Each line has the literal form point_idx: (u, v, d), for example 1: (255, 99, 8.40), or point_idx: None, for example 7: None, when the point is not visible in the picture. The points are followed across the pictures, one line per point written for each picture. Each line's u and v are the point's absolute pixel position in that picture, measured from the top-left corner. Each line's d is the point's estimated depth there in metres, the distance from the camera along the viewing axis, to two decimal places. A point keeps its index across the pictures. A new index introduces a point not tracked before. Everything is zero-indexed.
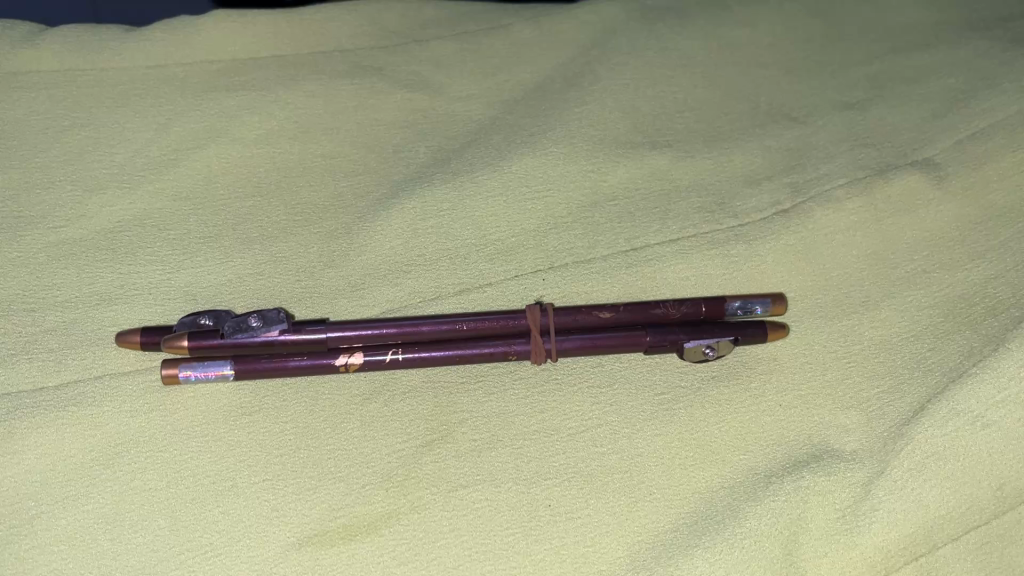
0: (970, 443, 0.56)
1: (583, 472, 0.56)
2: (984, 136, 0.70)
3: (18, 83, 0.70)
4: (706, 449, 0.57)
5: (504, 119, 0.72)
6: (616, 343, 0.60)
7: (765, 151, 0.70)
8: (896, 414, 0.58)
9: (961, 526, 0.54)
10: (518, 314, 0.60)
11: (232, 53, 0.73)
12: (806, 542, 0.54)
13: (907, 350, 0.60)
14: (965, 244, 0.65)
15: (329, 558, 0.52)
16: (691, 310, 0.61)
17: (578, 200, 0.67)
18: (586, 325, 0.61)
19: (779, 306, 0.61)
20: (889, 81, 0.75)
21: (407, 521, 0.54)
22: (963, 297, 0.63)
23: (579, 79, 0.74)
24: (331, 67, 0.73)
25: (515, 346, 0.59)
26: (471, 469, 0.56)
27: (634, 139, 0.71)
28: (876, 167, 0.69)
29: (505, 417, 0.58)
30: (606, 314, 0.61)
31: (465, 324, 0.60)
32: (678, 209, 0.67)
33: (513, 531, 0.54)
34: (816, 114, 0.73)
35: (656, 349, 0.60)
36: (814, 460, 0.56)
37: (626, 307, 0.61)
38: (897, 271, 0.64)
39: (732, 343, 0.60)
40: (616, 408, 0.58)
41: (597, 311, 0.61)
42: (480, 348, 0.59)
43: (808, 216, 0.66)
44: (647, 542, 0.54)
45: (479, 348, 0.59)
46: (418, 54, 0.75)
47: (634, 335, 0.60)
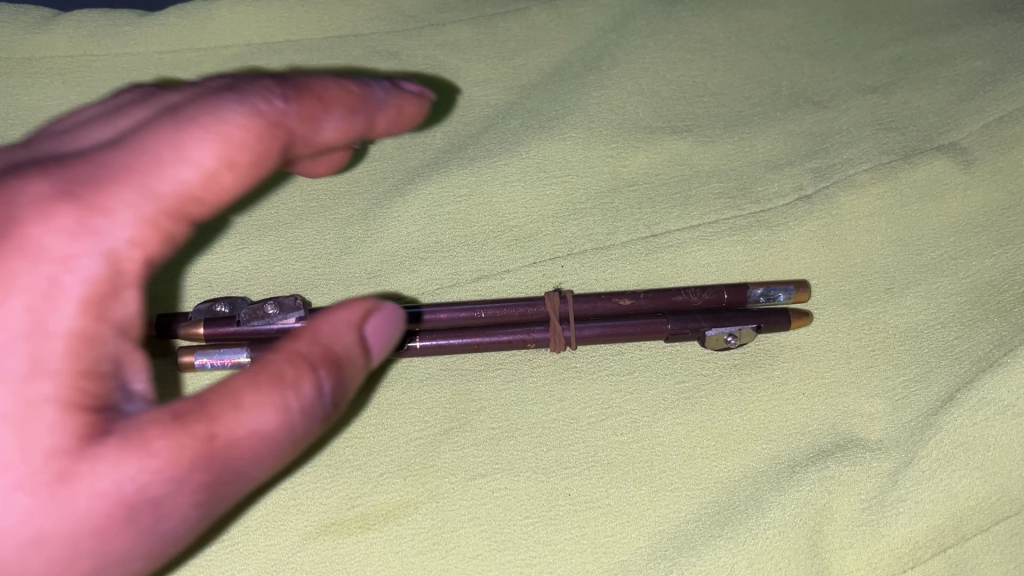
0: (1000, 432, 0.55)
1: (603, 461, 0.55)
2: (1012, 120, 0.68)
3: (31, 69, 0.69)
4: (728, 438, 0.56)
5: (522, 104, 0.71)
6: (637, 330, 0.59)
7: (787, 136, 0.69)
8: (922, 403, 0.57)
9: (991, 517, 0.54)
10: (538, 301, 0.59)
11: (247, 38, 0.72)
12: (831, 533, 0.53)
13: (934, 337, 0.59)
14: (994, 230, 0.64)
15: (347, 547, 0.52)
16: (712, 297, 0.60)
17: (597, 185, 0.66)
18: (606, 312, 0.59)
19: (802, 293, 0.60)
20: (914, 63, 0.73)
21: (425, 510, 0.53)
22: (991, 284, 0.62)
23: (598, 62, 0.73)
24: (346, 51, 0.72)
25: (534, 332, 0.58)
26: (489, 458, 0.55)
27: (652, 123, 0.70)
28: (900, 152, 0.68)
29: (525, 405, 0.57)
30: (626, 300, 0.60)
31: (486, 312, 0.58)
32: (699, 195, 0.66)
33: (533, 520, 0.53)
34: (838, 98, 0.71)
35: (678, 337, 0.59)
36: (839, 450, 0.55)
37: (646, 295, 0.60)
38: (923, 258, 0.63)
39: (754, 330, 0.59)
40: (636, 396, 0.57)
41: (616, 299, 0.60)
42: (498, 335, 0.58)
43: (832, 201, 0.65)
44: (670, 532, 0.53)
45: (500, 337, 0.58)
46: (435, 38, 0.74)
47: (655, 322, 0.59)
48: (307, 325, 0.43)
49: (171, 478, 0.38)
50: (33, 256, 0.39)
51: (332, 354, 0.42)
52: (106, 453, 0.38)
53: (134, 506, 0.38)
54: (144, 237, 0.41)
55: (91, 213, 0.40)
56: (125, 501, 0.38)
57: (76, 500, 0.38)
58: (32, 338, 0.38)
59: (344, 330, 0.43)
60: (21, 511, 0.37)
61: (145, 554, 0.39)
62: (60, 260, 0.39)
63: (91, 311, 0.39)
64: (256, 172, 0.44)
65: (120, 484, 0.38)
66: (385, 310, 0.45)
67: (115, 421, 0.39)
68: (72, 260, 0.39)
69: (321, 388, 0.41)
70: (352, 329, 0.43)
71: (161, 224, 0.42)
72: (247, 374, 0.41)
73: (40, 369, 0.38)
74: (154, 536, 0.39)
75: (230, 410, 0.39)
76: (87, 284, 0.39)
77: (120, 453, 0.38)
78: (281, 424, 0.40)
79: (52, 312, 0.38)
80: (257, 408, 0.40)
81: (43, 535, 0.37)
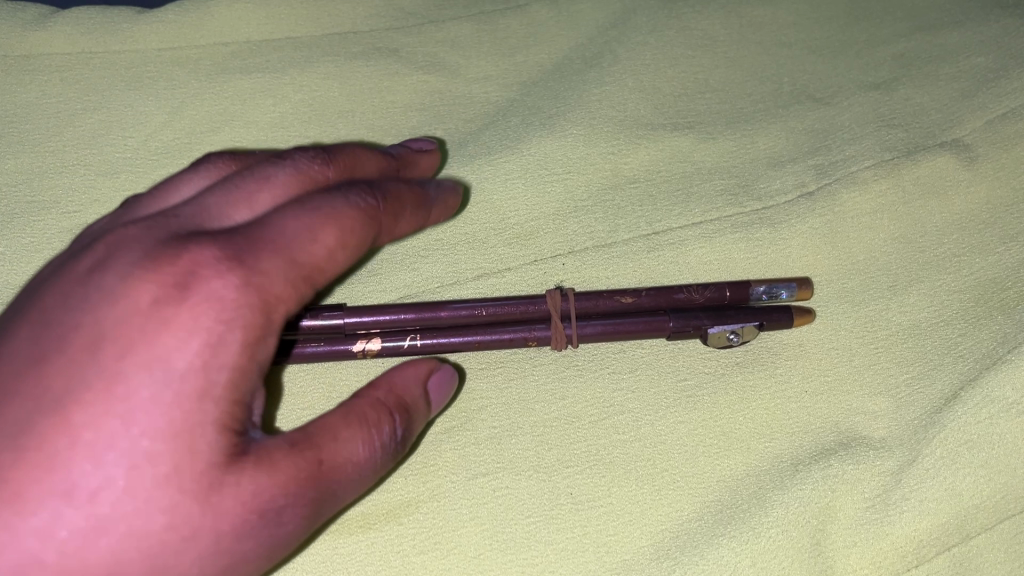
0: (1004, 430, 0.55)
1: (605, 460, 0.55)
2: (1015, 116, 0.68)
3: (29, 67, 0.68)
4: (731, 436, 0.56)
5: (522, 101, 0.70)
6: (639, 329, 0.58)
7: (789, 133, 0.69)
8: (926, 401, 0.57)
9: (995, 515, 0.53)
10: (539, 300, 0.58)
11: (246, 35, 0.72)
12: (834, 532, 0.53)
13: (937, 335, 0.59)
14: (997, 227, 0.63)
15: (347, 547, 0.52)
16: (715, 295, 0.59)
17: (598, 183, 0.66)
18: (607, 310, 0.59)
19: (805, 291, 0.60)
20: (916, 59, 0.73)
21: (426, 509, 0.53)
22: (994, 282, 0.61)
23: (598, 59, 0.73)
24: (345, 48, 0.72)
25: (536, 330, 0.57)
26: (490, 457, 0.55)
27: (654, 120, 0.69)
28: (903, 148, 0.67)
29: (526, 404, 0.56)
30: (628, 298, 0.59)
31: (486, 310, 0.57)
32: (701, 192, 0.65)
33: (535, 520, 0.53)
34: (840, 95, 0.71)
35: (679, 335, 0.58)
36: (842, 448, 0.55)
37: (649, 292, 0.59)
38: (926, 255, 0.62)
39: (757, 328, 0.58)
40: (638, 395, 0.57)
41: (618, 297, 0.59)
42: (500, 334, 0.57)
43: (834, 198, 0.64)
44: (672, 531, 0.53)
45: (501, 335, 0.57)
46: (434, 35, 0.74)
47: (657, 321, 0.58)
48: (379, 377, 0.48)
49: (292, 496, 0.42)
50: (195, 303, 0.41)
51: (402, 402, 0.47)
52: (249, 470, 0.41)
53: (266, 514, 0.41)
54: (293, 296, 0.44)
55: (248, 267, 0.43)
56: (259, 511, 0.41)
57: (224, 511, 0.40)
58: (200, 369, 0.41)
59: (413, 383, 0.49)
60: (174, 519, 0.40)
61: (260, 557, 0.42)
62: (219, 306, 0.42)
63: (250, 356, 0.42)
64: (359, 251, 0.48)
65: (254, 498, 0.41)
66: (445, 370, 0.51)
67: (252, 445, 0.42)
68: (239, 307, 0.42)
69: (396, 430, 0.46)
70: (420, 381, 0.49)
71: (304, 283, 0.45)
72: (337, 412, 0.45)
73: (209, 397, 0.41)
74: (271, 542, 0.42)
75: (331, 443, 0.43)
76: (249, 329, 0.42)
77: (256, 469, 0.41)
78: (367, 461, 0.45)
79: (222, 354, 0.41)
80: (352, 442, 0.44)
81: (191, 534, 0.40)
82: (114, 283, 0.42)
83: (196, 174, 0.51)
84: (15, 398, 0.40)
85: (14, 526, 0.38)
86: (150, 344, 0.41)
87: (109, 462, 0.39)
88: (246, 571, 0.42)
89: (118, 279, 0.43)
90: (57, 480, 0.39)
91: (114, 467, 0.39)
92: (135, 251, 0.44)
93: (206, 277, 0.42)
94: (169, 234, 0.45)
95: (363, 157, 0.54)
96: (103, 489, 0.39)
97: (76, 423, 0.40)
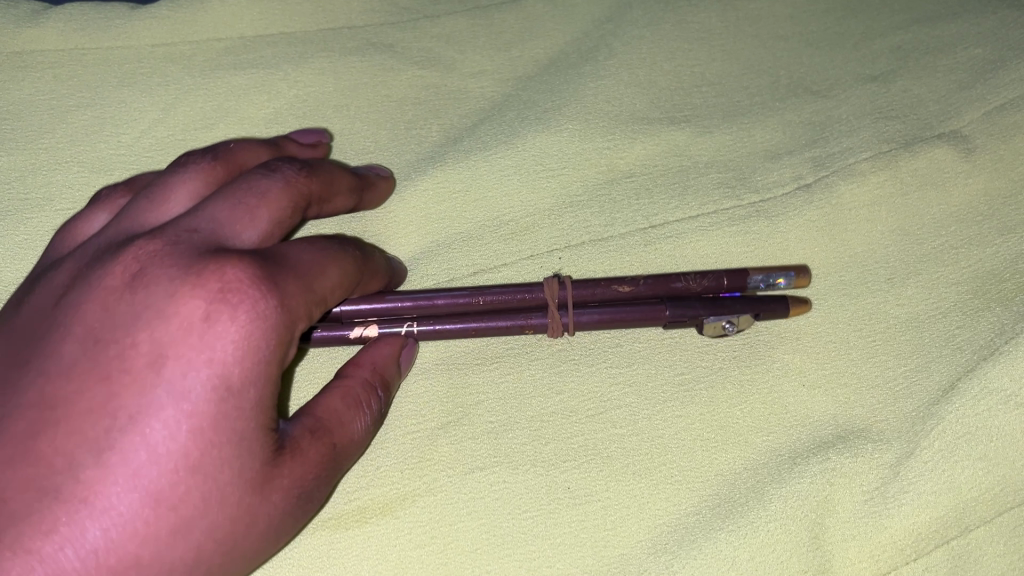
0: (1003, 423, 0.55)
1: (603, 454, 0.55)
2: (1013, 107, 0.68)
3: (21, 63, 0.68)
4: (729, 430, 0.55)
5: (518, 96, 0.70)
6: (636, 318, 0.58)
7: (786, 125, 0.68)
8: (924, 394, 0.56)
9: (994, 508, 0.53)
10: (536, 287, 0.57)
11: (239, 30, 0.71)
12: (833, 525, 0.53)
13: (935, 327, 0.59)
14: (995, 219, 0.63)
15: (343, 541, 0.51)
16: (712, 283, 0.59)
17: (595, 177, 0.66)
18: (604, 298, 0.58)
19: (802, 278, 0.59)
20: (914, 51, 0.72)
21: (423, 504, 0.53)
22: (992, 273, 0.61)
23: (594, 53, 0.73)
24: (340, 43, 0.72)
25: (533, 318, 0.57)
26: (487, 451, 0.54)
27: (651, 115, 0.69)
28: (901, 140, 0.67)
29: (522, 399, 0.56)
30: (626, 287, 0.58)
31: (482, 297, 0.57)
32: (697, 185, 0.65)
33: (531, 515, 0.53)
34: (838, 88, 0.71)
35: (675, 324, 0.58)
36: (840, 441, 0.55)
37: (647, 281, 0.58)
38: (924, 247, 0.62)
39: (753, 317, 0.58)
40: (635, 389, 0.56)
41: (616, 285, 0.58)
42: (497, 322, 0.57)
43: (831, 190, 0.64)
44: (670, 525, 0.53)
45: (498, 323, 0.57)
46: (429, 30, 0.73)
47: (654, 310, 0.57)
48: (356, 359, 0.51)
49: (321, 475, 0.45)
50: (240, 321, 0.42)
51: (384, 378, 0.51)
52: (288, 461, 0.44)
53: (304, 494, 0.45)
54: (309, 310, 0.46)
55: (281, 288, 0.44)
56: (300, 493, 0.44)
57: (276, 501, 0.43)
58: (249, 381, 0.42)
59: (385, 358, 0.52)
60: (238, 512, 0.42)
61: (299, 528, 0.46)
62: (259, 323, 0.43)
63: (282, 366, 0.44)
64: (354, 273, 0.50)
65: (295, 483, 0.44)
66: (411, 346, 0.55)
67: (285, 440, 0.44)
68: (275, 323, 0.43)
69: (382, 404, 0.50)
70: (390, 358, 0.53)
71: (317, 296, 0.47)
72: (329, 394, 0.48)
73: (260, 403, 0.42)
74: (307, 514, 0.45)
75: (337, 428, 0.47)
76: (284, 344, 0.44)
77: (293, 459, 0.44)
78: (363, 437, 0.49)
79: (263, 365, 0.42)
80: (353, 423, 0.48)
81: (252, 521, 0.43)
82: (158, 298, 0.43)
83: (194, 179, 0.51)
84: (78, 416, 0.41)
85: (108, 534, 0.40)
86: (204, 361, 0.41)
87: (181, 470, 0.41)
88: (285, 544, 0.46)
89: (162, 295, 0.43)
90: (135, 492, 0.40)
91: (186, 474, 0.41)
92: (171, 266, 0.44)
93: (249, 293, 0.43)
94: (198, 248, 0.45)
95: (343, 174, 0.56)
96: (179, 494, 0.41)
97: (145, 438, 0.40)
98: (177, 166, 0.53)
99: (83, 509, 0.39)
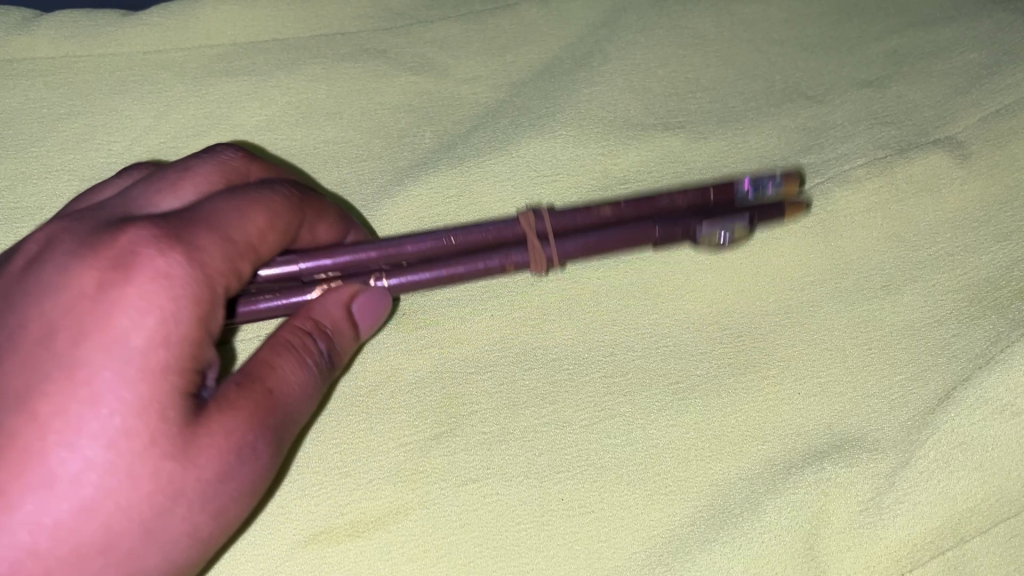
0: (999, 432, 0.54)
1: (597, 466, 0.54)
2: (1011, 112, 0.67)
3: (13, 72, 0.68)
4: (723, 440, 0.55)
5: (512, 102, 0.70)
6: (620, 243, 0.57)
7: (781, 131, 0.68)
8: (919, 403, 0.56)
9: (990, 518, 0.53)
10: (512, 222, 0.56)
11: (232, 37, 0.71)
12: (828, 536, 0.52)
13: (931, 335, 0.59)
14: (991, 226, 0.63)
15: (336, 555, 0.51)
16: (697, 197, 0.58)
17: (590, 183, 0.66)
18: (585, 228, 0.57)
19: (791, 184, 0.59)
20: (910, 56, 0.72)
21: (415, 517, 0.52)
22: (988, 280, 0.61)
23: (589, 58, 0.72)
24: (333, 50, 0.71)
25: (513, 256, 0.56)
26: (481, 462, 0.54)
27: (646, 121, 0.69)
28: (896, 147, 0.67)
29: (515, 409, 0.56)
30: (607, 212, 0.57)
31: (457, 238, 0.55)
32: (692, 192, 0.65)
33: (525, 527, 0.52)
34: (833, 93, 0.70)
35: (666, 240, 0.58)
36: (835, 450, 0.55)
37: (629, 203, 0.57)
38: (919, 254, 0.62)
39: (747, 228, 0.59)
40: (630, 398, 0.56)
41: (597, 211, 0.57)
42: (473, 263, 0.55)
43: (827, 197, 0.64)
44: (664, 537, 0.52)
45: (474, 265, 0.55)
46: (423, 35, 0.73)
47: (640, 234, 0.57)
48: (301, 311, 0.51)
49: (269, 429, 0.46)
50: (142, 283, 0.44)
51: (329, 327, 0.51)
52: (217, 420, 0.44)
53: (242, 456, 0.45)
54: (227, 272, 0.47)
55: (187, 244, 0.46)
56: (235, 449, 0.45)
57: (209, 459, 0.44)
58: (158, 341, 0.44)
59: (333, 306, 0.51)
60: (167, 479, 0.43)
61: (246, 496, 0.46)
62: (162, 282, 0.44)
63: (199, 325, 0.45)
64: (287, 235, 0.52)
65: (229, 439, 0.45)
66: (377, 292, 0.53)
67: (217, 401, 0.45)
68: (181, 283, 0.45)
69: (329, 346, 0.50)
70: (339, 303, 0.52)
71: (236, 257, 0.48)
72: (268, 347, 0.48)
73: (174, 365, 0.44)
74: (249, 480, 0.46)
75: (278, 379, 0.47)
76: (198, 302, 0.45)
77: (223, 417, 0.45)
78: (310, 383, 0.49)
79: (170, 324, 0.44)
80: (297, 374, 0.48)
81: (182, 489, 0.43)
82: (67, 280, 0.45)
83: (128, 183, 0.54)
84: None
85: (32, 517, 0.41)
86: (108, 329, 0.43)
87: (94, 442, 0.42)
88: (240, 513, 0.46)
89: (70, 274, 0.45)
90: (52, 472, 0.42)
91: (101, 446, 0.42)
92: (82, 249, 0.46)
93: (150, 255, 0.45)
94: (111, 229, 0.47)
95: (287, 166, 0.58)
96: (98, 468, 0.42)
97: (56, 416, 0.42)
98: (117, 179, 0.56)
99: (17, 500, 0.41)
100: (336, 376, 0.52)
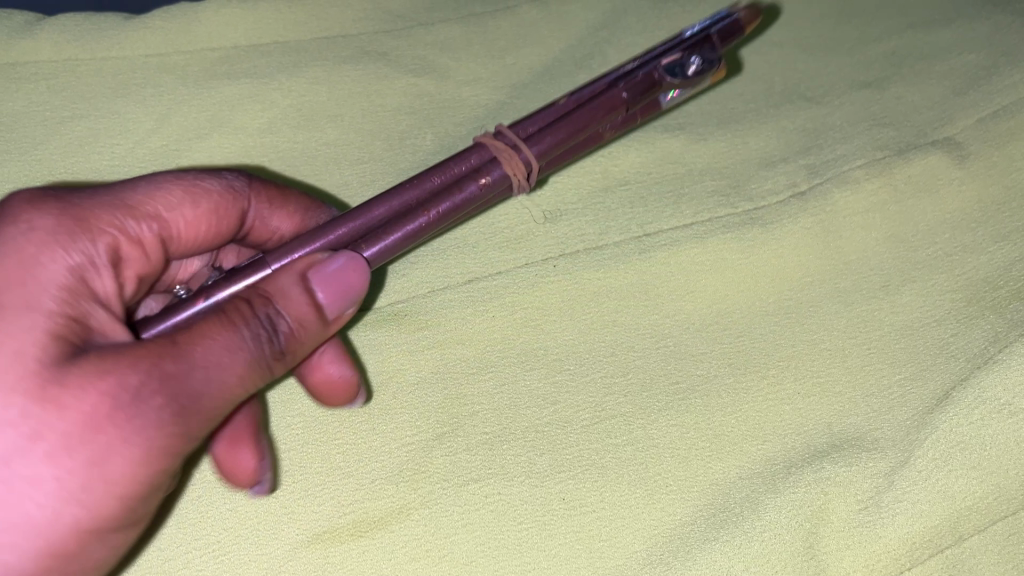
0: (997, 431, 0.55)
1: (598, 465, 0.54)
2: (1007, 114, 0.68)
3: (15, 75, 0.68)
4: (723, 440, 0.55)
5: (512, 104, 0.70)
6: (590, 111, 0.54)
7: (780, 133, 0.69)
8: (918, 402, 0.57)
9: (988, 517, 0.53)
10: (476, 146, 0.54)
11: (233, 40, 0.71)
12: (827, 535, 0.52)
13: (929, 335, 0.59)
14: (988, 227, 0.63)
15: (339, 555, 0.51)
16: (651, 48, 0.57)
17: (591, 185, 0.67)
18: (548, 120, 0.54)
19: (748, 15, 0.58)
20: (907, 58, 0.73)
21: (417, 517, 0.52)
22: (986, 281, 0.61)
23: (589, 60, 0.73)
24: (334, 52, 0.72)
25: (489, 172, 0.53)
26: (482, 462, 0.54)
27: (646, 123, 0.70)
28: (896, 148, 0.67)
29: (516, 409, 0.56)
30: (564, 102, 0.55)
31: (422, 179, 0.52)
32: (691, 193, 0.66)
33: (527, 526, 0.52)
34: (831, 95, 0.71)
35: (634, 86, 0.55)
36: (835, 450, 0.55)
37: (586, 86, 0.56)
38: (918, 255, 0.62)
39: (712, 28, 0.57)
40: (630, 399, 0.57)
41: (556, 106, 0.55)
42: (449, 198, 0.52)
43: (827, 198, 0.64)
44: (666, 536, 0.52)
45: (451, 200, 0.52)
46: (423, 37, 0.73)
47: (606, 95, 0.55)
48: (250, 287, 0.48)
49: (187, 385, 0.43)
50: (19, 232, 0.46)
51: (274, 299, 0.47)
52: (103, 364, 0.42)
53: (123, 403, 0.42)
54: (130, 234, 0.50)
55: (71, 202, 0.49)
56: (117, 394, 0.42)
57: (82, 399, 0.41)
58: (34, 283, 0.45)
59: (287, 281, 0.48)
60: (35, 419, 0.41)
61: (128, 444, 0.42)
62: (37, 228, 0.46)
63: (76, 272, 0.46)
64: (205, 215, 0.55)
65: (114, 382, 0.42)
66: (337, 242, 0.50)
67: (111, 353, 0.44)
68: (70, 231, 0.47)
69: (272, 317, 0.47)
70: (293, 278, 0.48)
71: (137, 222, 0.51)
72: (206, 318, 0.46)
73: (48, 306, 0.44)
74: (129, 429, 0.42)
75: (198, 338, 0.44)
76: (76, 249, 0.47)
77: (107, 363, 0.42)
78: (240, 347, 0.45)
79: (45, 266, 0.45)
80: (224, 335, 0.45)
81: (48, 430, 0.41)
82: None
83: None
84: None
85: None
86: None
87: None
88: (125, 464, 0.42)
89: None
90: None
91: None
92: None
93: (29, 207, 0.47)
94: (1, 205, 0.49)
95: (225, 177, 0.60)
96: None
97: None
98: None
99: None
100: (274, 348, 0.47)
